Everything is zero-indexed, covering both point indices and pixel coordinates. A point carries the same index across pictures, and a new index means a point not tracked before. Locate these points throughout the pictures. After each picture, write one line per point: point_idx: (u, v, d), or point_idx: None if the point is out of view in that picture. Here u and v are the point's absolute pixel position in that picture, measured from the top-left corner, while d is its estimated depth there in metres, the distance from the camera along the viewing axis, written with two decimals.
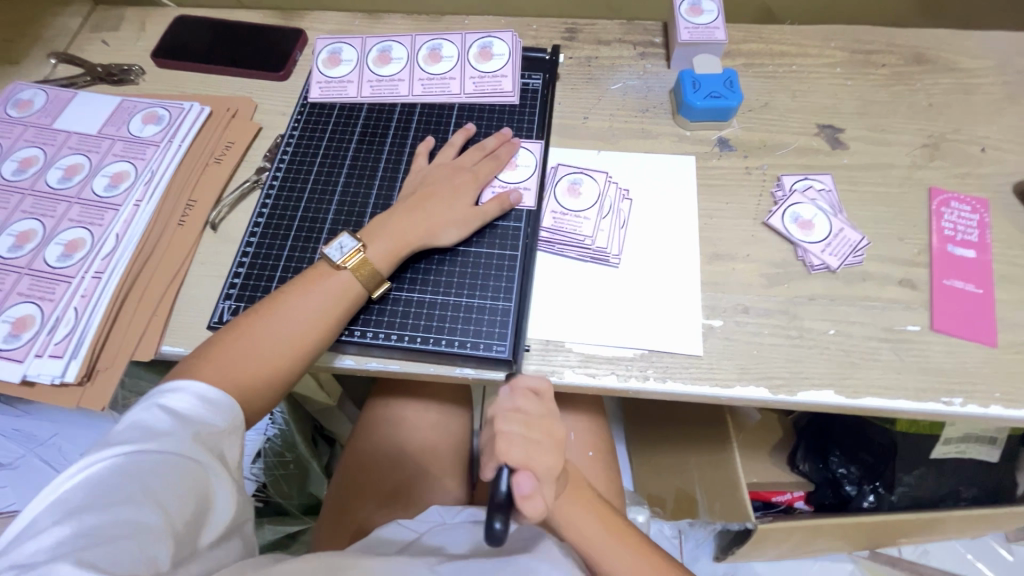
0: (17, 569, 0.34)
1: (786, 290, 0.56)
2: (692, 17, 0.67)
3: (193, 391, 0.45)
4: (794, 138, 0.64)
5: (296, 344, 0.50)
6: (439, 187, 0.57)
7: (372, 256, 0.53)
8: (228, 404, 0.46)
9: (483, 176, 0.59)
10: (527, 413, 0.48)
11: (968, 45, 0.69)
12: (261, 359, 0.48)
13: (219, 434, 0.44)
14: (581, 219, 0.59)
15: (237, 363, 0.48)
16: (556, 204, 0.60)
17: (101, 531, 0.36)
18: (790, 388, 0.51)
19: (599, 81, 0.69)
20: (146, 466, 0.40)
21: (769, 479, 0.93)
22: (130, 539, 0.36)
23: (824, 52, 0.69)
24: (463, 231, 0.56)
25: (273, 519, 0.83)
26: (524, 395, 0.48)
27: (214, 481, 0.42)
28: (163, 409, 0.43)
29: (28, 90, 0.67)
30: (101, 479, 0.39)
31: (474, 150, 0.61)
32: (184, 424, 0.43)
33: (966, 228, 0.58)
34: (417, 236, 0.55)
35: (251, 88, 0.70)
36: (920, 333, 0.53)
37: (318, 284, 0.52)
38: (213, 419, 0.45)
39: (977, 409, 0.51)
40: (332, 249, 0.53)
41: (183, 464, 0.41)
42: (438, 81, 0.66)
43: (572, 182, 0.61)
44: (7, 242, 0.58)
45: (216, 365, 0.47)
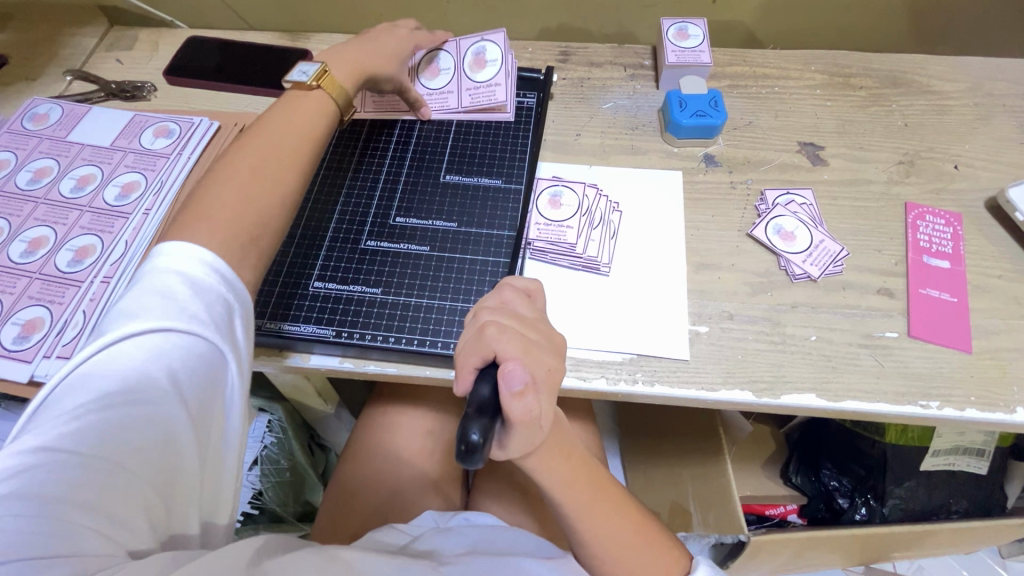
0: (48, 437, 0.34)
1: (769, 298, 0.58)
2: (678, 41, 0.71)
3: (200, 268, 0.43)
4: (776, 155, 0.67)
5: (289, 151, 0.53)
6: (381, 40, 0.64)
7: (337, 76, 0.59)
8: (241, 290, 0.45)
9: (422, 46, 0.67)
10: (526, 334, 0.43)
11: (941, 70, 0.73)
12: (254, 186, 0.49)
13: (231, 329, 0.43)
14: (563, 228, 0.61)
15: (221, 194, 0.48)
16: (539, 216, 0.62)
17: (126, 418, 0.36)
18: (773, 392, 0.53)
19: (591, 100, 0.72)
20: (160, 339, 0.39)
21: (763, 492, 0.96)
22: (156, 428, 0.37)
23: (805, 75, 0.73)
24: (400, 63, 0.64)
25: (267, 527, 0.82)
26: (526, 314, 0.45)
27: (233, 366, 0.42)
28: (170, 294, 0.41)
29: (44, 105, 0.70)
30: (117, 361, 0.38)
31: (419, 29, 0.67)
32: (199, 294, 0.42)
33: (940, 241, 0.61)
34: (368, 68, 0.61)
35: (258, 104, 0.74)
36: (899, 339, 0.56)
37: (296, 112, 0.55)
38: (222, 317, 0.43)
39: (954, 413, 0.52)
40: (296, 74, 0.57)
41: (201, 359, 0.40)
42: (437, 94, 0.69)
43: (552, 195, 0.63)
44: (19, 248, 0.60)
45: (203, 200, 0.47)
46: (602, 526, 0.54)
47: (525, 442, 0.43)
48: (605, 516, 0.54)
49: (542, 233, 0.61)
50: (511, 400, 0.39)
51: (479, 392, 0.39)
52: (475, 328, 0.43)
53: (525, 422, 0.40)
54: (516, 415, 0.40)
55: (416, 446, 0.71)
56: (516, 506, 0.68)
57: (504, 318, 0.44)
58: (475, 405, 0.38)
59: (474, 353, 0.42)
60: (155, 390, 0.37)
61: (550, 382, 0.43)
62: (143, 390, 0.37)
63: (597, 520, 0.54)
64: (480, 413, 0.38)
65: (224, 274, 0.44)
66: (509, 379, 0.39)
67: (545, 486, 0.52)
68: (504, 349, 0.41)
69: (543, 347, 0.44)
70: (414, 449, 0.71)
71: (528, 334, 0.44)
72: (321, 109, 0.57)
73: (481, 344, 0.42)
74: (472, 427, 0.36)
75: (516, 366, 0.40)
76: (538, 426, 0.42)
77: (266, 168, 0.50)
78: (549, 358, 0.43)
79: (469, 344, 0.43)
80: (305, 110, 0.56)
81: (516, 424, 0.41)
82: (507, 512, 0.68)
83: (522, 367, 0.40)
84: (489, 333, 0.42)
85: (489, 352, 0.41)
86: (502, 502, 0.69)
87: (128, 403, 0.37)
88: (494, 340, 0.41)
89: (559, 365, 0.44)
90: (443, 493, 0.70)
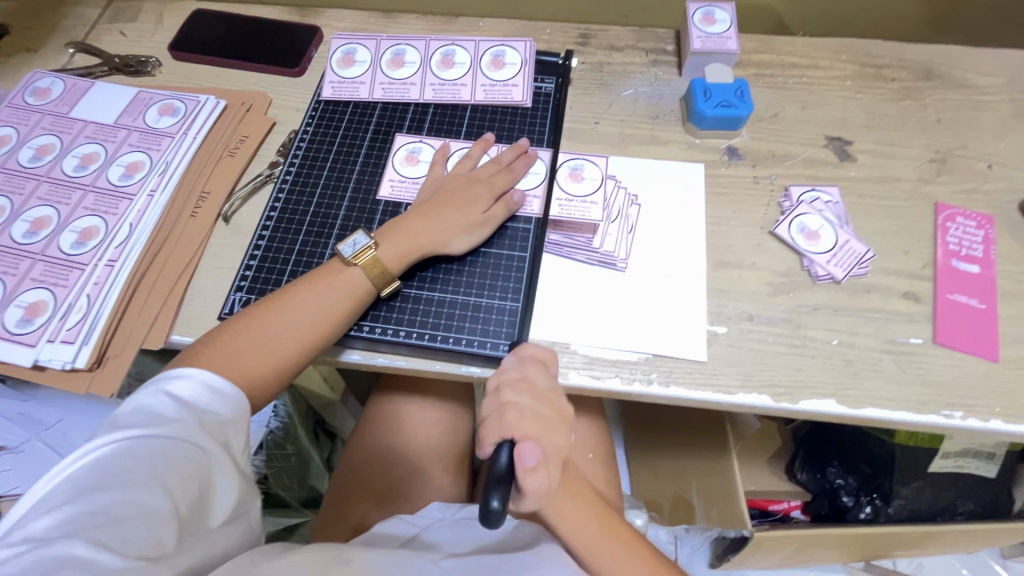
0: (33, 543, 0.34)
1: (791, 299, 0.56)
2: (704, 26, 0.67)
3: (199, 379, 0.45)
4: (802, 149, 0.64)
5: (308, 338, 0.51)
6: (453, 196, 0.57)
7: (383, 256, 0.54)
8: (232, 397, 0.46)
9: (500, 189, 0.59)
10: (542, 410, 0.46)
11: (977, 62, 0.70)
12: (268, 350, 0.50)
13: (226, 423, 0.45)
14: (588, 204, 0.59)
15: (244, 352, 0.49)
16: (561, 192, 0.60)
17: (105, 511, 0.37)
18: (792, 397, 0.52)
19: (610, 87, 0.69)
20: (152, 445, 0.41)
21: (767, 488, 0.94)
22: (137, 520, 0.37)
23: (835, 65, 0.70)
24: (473, 239, 0.57)
25: (273, 510, 0.86)
26: (544, 386, 0.46)
27: (218, 463, 0.43)
28: (168, 396, 0.44)
29: (46, 79, 0.68)
30: (102, 464, 0.39)
31: (491, 162, 0.61)
32: (196, 411, 0.44)
33: (971, 244, 0.59)
34: (427, 241, 0.55)
35: (266, 83, 0.71)
36: (923, 346, 0.54)
37: (328, 282, 0.53)
38: (220, 409, 0.45)
39: (977, 423, 0.51)
40: (346, 246, 0.54)
41: (191, 451, 0.41)
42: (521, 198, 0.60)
43: (573, 169, 0.62)
44: (22, 229, 0.58)
45: (222, 351, 0.49)
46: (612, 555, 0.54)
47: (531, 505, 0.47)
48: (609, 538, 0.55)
49: (565, 210, 0.59)
50: (525, 474, 0.42)
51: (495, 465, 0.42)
52: (496, 402, 0.45)
53: (539, 491, 0.43)
54: (529, 486, 0.43)
55: (422, 438, 0.71)
56: None
57: (524, 393, 0.45)
58: (491, 475, 0.41)
59: (492, 431, 0.44)
60: (139, 484, 0.39)
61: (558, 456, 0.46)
62: (125, 482, 0.38)
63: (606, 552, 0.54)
64: (496, 484, 0.40)
65: (214, 388, 0.46)
66: (523, 457, 0.42)
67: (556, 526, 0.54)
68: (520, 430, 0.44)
69: (557, 424, 0.46)
70: (419, 442, 0.70)
71: (544, 410, 0.46)
72: (348, 295, 0.53)
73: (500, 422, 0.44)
74: (491, 495, 0.39)
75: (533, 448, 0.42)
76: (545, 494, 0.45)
77: (279, 339, 0.50)
78: (559, 434, 0.46)
79: (488, 418, 0.45)
80: (336, 295, 0.52)
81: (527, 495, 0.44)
82: None
83: (535, 447, 0.42)
84: (507, 411, 0.44)
85: (507, 431, 0.43)
86: None
87: (111, 502, 0.37)
88: (508, 423, 0.44)
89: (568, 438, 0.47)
90: (450, 483, 0.69)
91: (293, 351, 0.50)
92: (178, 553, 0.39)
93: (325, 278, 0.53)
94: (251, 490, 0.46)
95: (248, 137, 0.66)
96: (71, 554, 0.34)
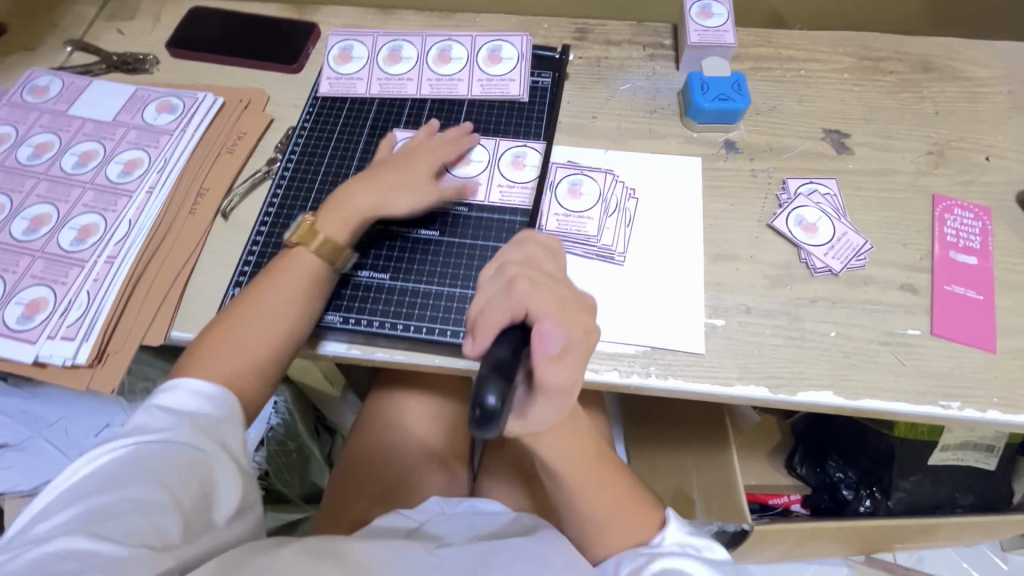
0: (33, 543, 0.36)
1: (789, 292, 0.56)
2: (701, 19, 0.67)
3: (191, 379, 0.46)
4: (799, 142, 0.64)
5: (279, 322, 0.51)
6: (392, 165, 0.58)
7: (326, 230, 0.54)
8: (231, 390, 0.47)
9: (440, 158, 0.60)
10: (559, 291, 0.42)
11: (975, 54, 0.70)
12: (244, 348, 0.50)
13: (228, 416, 0.46)
14: (585, 219, 0.60)
15: (221, 357, 0.49)
16: (515, 189, 0.61)
17: (104, 508, 0.38)
18: (790, 388, 0.52)
19: (608, 81, 0.69)
20: (149, 442, 0.42)
21: (767, 481, 0.93)
22: (137, 514, 0.38)
23: (833, 58, 0.70)
24: (415, 203, 0.57)
25: (274, 507, 0.86)
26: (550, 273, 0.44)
27: (220, 455, 0.43)
28: (166, 396, 0.45)
29: (44, 77, 0.68)
30: (102, 466, 0.40)
31: (424, 132, 0.62)
32: (195, 408, 0.45)
33: (968, 236, 0.59)
34: (368, 202, 0.55)
35: (263, 80, 0.71)
36: (921, 337, 0.54)
37: (282, 271, 0.53)
38: (219, 403, 0.46)
39: (975, 414, 0.51)
40: (294, 230, 0.55)
41: (189, 444, 0.42)
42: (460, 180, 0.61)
43: (525, 164, 0.62)
44: (22, 226, 0.59)
45: (199, 361, 0.49)
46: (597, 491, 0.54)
47: (551, 415, 0.42)
48: (603, 494, 0.54)
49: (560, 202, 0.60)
50: (544, 362, 0.38)
51: (497, 352, 0.38)
52: (502, 284, 0.42)
53: (557, 388, 0.39)
54: (548, 379, 0.38)
55: (422, 432, 0.71)
56: (521, 493, 0.67)
57: (536, 274, 0.42)
58: (495, 364, 0.37)
59: (500, 312, 0.40)
60: (135, 482, 0.39)
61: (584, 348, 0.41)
62: (122, 481, 0.39)
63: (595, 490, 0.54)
64: (499, 375, 0.36)
65: (210, 383, 0.46)
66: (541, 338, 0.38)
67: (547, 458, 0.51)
68: (536, 309, 0.40)
69: (576, 303, 0.42)
70: (419, 435, 0.71)
71: (561, 294, 0.42)
72: (306, 279, 0.53)
73: (508, 300, 0.40)
74: (489, 389, 0.35)
75: (551, 329, 0.39)
76: (568, 394, 0.40)
77: (251, 334, 0.50)
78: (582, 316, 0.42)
79: (495, 300, 0.41)
80: (297, 282, 0.52)
81: (544, 391, 0.39)
82: (512, 500, 0.67)
83: (558, 330, 0.39)
84: (519, 291, 0.40)
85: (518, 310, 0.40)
86: (507, 489, 0.68)
87: (111, 500, 0.38)
88: (520, 294, 0.40)
89: (595, 328, 0.42)
90: (450, 476, 0.70)
91: (267, 343, 0.50)
92: (182, 545, 0.39)
93: (278, 269, 0.53)
94: (256, 485, 0.46)
95: (247, 133, 0.66)
96: (70, 549, 0.36)
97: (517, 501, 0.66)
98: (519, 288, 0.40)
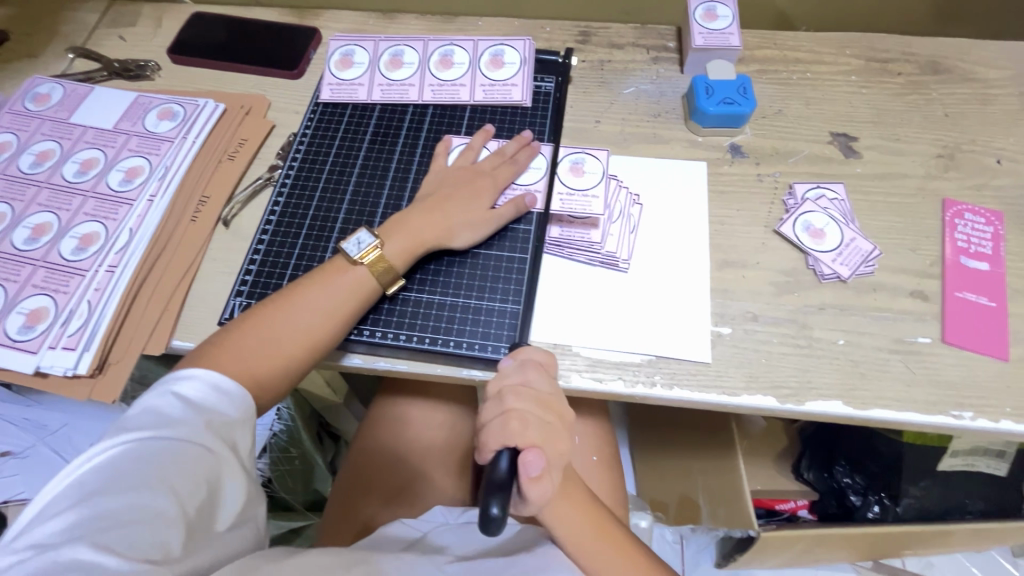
0: (35, 550, 0.34)
1: (796, 299, 0.55)
2: (706, 22, 0.66)
3: (207, 379, 0.45)
4: (806, 145, 0.64)
5: (309, 337, 0.50)
6: (456, 191, 0.57)
7: (388, 253, 0.54)
8: (239, 397, 0.46)
9: (501, 181, 0.59)
10: (545, 416, 0.48)
11: (985, 55, 0.69)
12: (279, 351, 0.49)
13: (233, 423, 0.45)
14: (589, 198, 0.58)
15: (253, 353, 0.49)
16: (562, 185, 0.59)
17: (110, 515, 0.37)
18: (798, 398, 0.51)
19: (611, 85, 0.69)
20: (159, 446, 0.40)
21: (773, 487, 0.92)
22: (143, 524, 0.37)
23: (839, 60, 0.69)
24: (476, 234, 0.57)
25: (277, 514, 0.86)
26: (545, 386, 0.48)
27: (226, 463, 0.42)
28: (176, 396, 0.44)
29: (45, 84, 0.68)
30: (107, 469, 0.39)
31: (492, 155, 0.61)
32: (205, 413, 0.44)
33: (980, 241, 0.58)
34: (432, 236, 0.55)
35: (265, 86, 0.71)
36: (932, 345, 0.53)
37: (334, 280, 0.52)
38: (227, 409, 0.45)
39: (987, 424, 0.50)
40: (349, 244, 0.54)
41: (199, 451, 0.41)
42: (522, 191, 0.59)
43: (574, 162, 0.60)
44: (23, 235, 0.58)
45: (231, 352, 0.48)
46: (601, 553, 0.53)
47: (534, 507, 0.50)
48: (608, 562, 0.53)
49: (565, 205, 0.58)
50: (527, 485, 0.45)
51: (499, 468, 0.44)
52: (498, 408, 0.47)
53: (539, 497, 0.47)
54: (530, 493, 0.46)
55: (427, 440, 0.70)
56: None
57: (529, 399, 0.47)
58: (497, 481, 0.43)
59: (496, 438, 0.46)
60: (145, 487, 0.38)
61: (560, 460, 0.49)
62: (132, 485, 0.38)
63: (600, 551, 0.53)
64: (500, 490, 0.42)
65: (220, 387, 0.45)
66: (528, 466, 0.45)
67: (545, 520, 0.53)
68: (524, 441, 0.46)
69: (558, 427, 0.48)
70: (424, 443, 0.70)
71: (546, 416, 0.48)
72: (354, 294, 0.52)
73: (502, 429, 0.46)
74: (494, 501, 0.41)
75: (536, 457, 0.45)
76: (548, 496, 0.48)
77: (288, 339, 0.50)
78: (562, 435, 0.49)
79: (494, 426, 0.47)
80: (341, 294, 0.52)
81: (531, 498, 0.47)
82: None
83: (540, 458, 0.45)
84: (511, 420, 0.46)
85: (511, 440, 0.46)
86: None
87: (118, 508, 0.37)
88: (512, 430, 0.46)
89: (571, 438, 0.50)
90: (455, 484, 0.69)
91: (303, 349, 0.50)
92: (184, 557, 0.38)
93: (326, 277, 0.53)
94: (256, 493, 0.46)
95: (248, 141, 0.66)
96: (75, 560, 0.34)
97: None
98: (514, 417, 0.46)
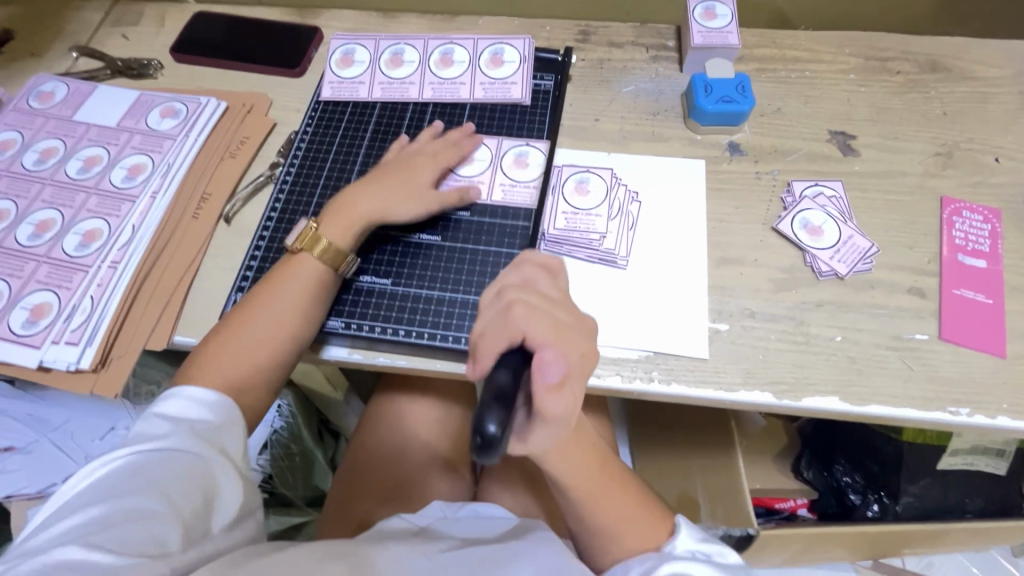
0: (33, 555, 0.36)
1: (793, 296, 0.56)
2: (705, 21, 0.67)
3: (189, 392, 0.47)
4: (804, 144, 0.64)
5: (277, 333, 0.51)
6: (398, 170, 0.58)
7: (331, 236, 0.54)
8: (228, 405, 0.47)
9: (444, 162, 0.60)
10: (557, 315, 0.41)
11: (985, 54, 0.69)
12: (252, 354, 0.50)
13: (224, 430, 0.46)
14: (593, 217, 0.59)
15: (227, 364, 0.49)
16: (567, 205, 0.60)
17: (104, 519, 0.38)
18: (795, 394, 0.51)
19: (610, 83, 0.69)
20: (150, 456, 0.42)
21: (773, 485, 0.92)
22: (136, 523, 0.38)
23: (838, 59, 0.69)
24: (416, 211, 0.57)
25: (277, 510, 0.86)
26: (553, 295, 0.43)
27: (219, 467, 0.43)
28: (165, 411, 0.45)
29: (49, 83, 0.69)
30: (101, 482, 0.40)
31: (433, 139, 0.62)
32: (194, 423, 0.45)
33: (978, 239, 0.58)
34: (375, 212, 0.56)
35: (266, 84, 0.71)
36: (929, 342, 0.53)
37: (287, 276, 0.53)
38: (217, 417, 0.46)
39: (984, 420, 0.50)
40: (295, 238, 0.55)
41: (189, 456, 0.42)
42: (465, 181, 0.61)
43: (579, 182, 0.62)
44: (26, 231, 0.59)
45: (203, 368, 0.49)
46: (607, 503, 0.53)
47: (548, 436, 0.42)
48: (616, 507, 0.53)
49: (570, 223, 0.59)
50: (543, 393, 0.37)
51: (498, 377, 0.37)
52: (500, 306, 0.40)
53: (559, 417, 0.39)
54: (548, 408, 0.38)
55: (427, 436, 0.71)
56: (528, 498, 0.67)
57: (535, 297, 0.41)
58: (495, 391, 0.36)
59: (499, 334, 0.39)
60: (137, 492, 0.39)
61: (582, 368, 0.41)
62: (123, 492, 0.39)
63: (606, 504, 0.53)
64: (501, 403, 0.35)
65: (208, 397, 0.47)
66: (542, 368, 0.38)
67: (555, 474, 0.51)
68: (534, 332, 0.39)
69: (574, 328, 0.41)
70: (423, 440, 0.71)
71: (559, 317, 0.41)
72: (309, 284, 0.53)
73: (506, 322, 0.39)
74: (491, 417, 0.34)
75: (550, 357, 0.38)
76: (567, 421, 0.40)
77: (256, 339, 0.50)
78: (581, 341, 0.41)
79: (492, 324, 0.40)
80: (297, 287, 0.52)
81: (547, 419, 0.39)
82: (518, 502, 0.66)
83: (558, 358, 0.38)
84: (516, 313, 0.39)
85: (518, 333, 0.39)
86: (512, 493, 0.67)
87: (112, 513, 0.38)
88: (518, 319, 0.39)
89: (593, 349, 0.42)
90: (455, 478, 0.69)
91: (274, 347, 0.51)
92: (182, 553, 0.38)
93: (275, 277, 0.53)
94: (254, 496, 0.46)
95: (251, 139, 0.66)
96: (69, 560, 0.35)
97: (523, 506, 0.66)
98: (519, 307, 0.40)
